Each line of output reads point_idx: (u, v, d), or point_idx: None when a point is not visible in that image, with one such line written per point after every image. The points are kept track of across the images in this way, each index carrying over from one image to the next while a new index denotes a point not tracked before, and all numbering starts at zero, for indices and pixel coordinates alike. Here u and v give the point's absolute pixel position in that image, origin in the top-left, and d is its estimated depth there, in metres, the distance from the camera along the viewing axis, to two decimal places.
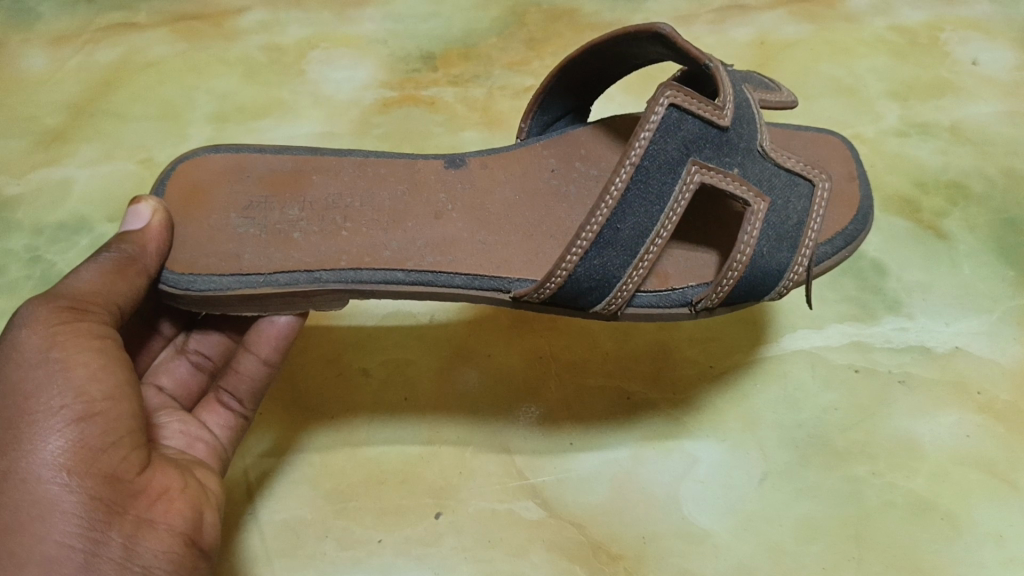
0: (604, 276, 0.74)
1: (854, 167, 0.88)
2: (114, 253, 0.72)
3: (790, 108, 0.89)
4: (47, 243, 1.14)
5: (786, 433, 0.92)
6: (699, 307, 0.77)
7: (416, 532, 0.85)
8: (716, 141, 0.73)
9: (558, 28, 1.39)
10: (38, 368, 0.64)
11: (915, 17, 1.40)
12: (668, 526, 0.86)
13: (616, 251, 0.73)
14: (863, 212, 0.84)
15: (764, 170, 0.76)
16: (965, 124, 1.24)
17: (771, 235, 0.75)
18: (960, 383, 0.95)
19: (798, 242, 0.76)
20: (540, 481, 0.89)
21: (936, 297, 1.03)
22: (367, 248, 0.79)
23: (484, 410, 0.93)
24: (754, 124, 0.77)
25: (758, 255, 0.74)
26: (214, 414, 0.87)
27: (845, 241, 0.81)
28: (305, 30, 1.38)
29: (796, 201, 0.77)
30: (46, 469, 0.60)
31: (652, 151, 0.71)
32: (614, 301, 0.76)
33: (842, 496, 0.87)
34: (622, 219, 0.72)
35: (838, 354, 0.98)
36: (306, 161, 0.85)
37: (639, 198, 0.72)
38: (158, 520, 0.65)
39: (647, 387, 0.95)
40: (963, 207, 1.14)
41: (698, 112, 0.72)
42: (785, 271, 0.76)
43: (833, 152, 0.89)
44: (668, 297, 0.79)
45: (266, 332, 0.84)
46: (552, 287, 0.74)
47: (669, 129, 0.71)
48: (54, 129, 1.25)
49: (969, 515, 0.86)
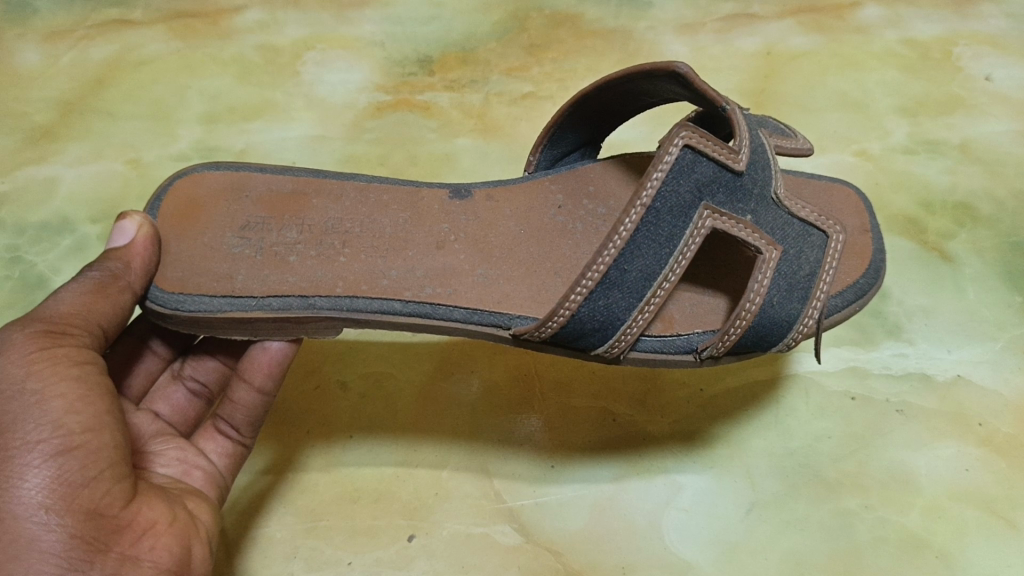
0: (608, 318, 0.71)
1: (870, 220, 0.85)
2: (98, 271, 0.71)
3: (807, 155, 0.87)
4: (29, 243, 1.11)
5: (777, 461, 0.88)
6: (704, 354, 0.74)
7: (388, 554, 0.82)
8: (730, 184, 0.71)
9: (560, 35, 1.37)
10: (14, 400, 0.61)
11: (927, 30, 1.36)
12: (648, 554, 0.82)
13: (621, 292, 0.70)
14: (876, 266, 0.81)
15: (776, 218, 0.73)
16: (975, 143, 1.21)
17: (782, 284, 0.72)
18: (960, 414, 0.92)
19: (809, 293, 0.74)
20: (518, 505, 0.86)
21: (938, 322, 1.00)
22: (364, 275, 0.77)
23: (470, 432, 0.90)
24: (769, 170, 0.74)
25: (768, 306, 0.72)
26: (212, 440, 0.85)
27: (856, 294, 0.79)
28: (301, 30, 1.36)
29: (809, 251, 0.74)
30: (25, 506, 0.59)
31: (664, 192, 0.68)
32: (617, 344, 0.73)
33: (831, 530, 0.84)
34: (630, 260, 0.69)
35: (834, 381, 0.94)
36: (307, 182, 0.83)
37: (648, 239, 0.69)
38: (142, 558, 0.64)
39: (632, 408, 0.92)
40: (970, 229, 1.10)
41: (712, 154, 0.69)
42: (794, 323, 0.74)
43: (847, 202, 0.87)
44: (673, 343, 0.77)
45: (259, 361, 0.81)
46: (554, 326, 0.71)
47: (683, 170, 0.69)
48: (42, 127, 1.23)
49: (964, 553, 0.82)
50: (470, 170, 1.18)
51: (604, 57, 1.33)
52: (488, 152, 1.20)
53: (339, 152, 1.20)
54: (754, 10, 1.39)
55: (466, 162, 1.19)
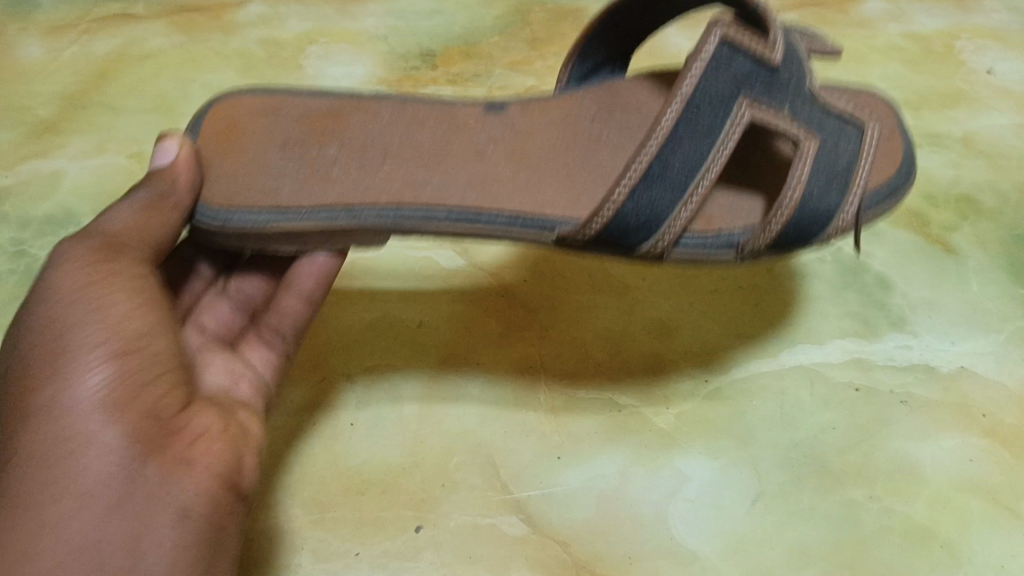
0: (650, 209, 0.70)
1: (899, 119, 0.84)
2: (148, 191, 0.73)
3: (836, 57, 0.86)
4: (33, 238, 1.09)
5: (782, 453, 0.88)
6: (745, 251, 0.74)
7: (395, 545, 0.82)
8: (768, 76, 0.71)
9: (563, 29, 1.37)
10: (76, 304, 0.65)
11: (929, 24, 1.37)
12: (656, 545, 0.82)
13: (662, 185, 0.70)
14: (873, 224, 0.85)
15: (813, 111, 0.73)
16: (978, 136, 1.21)
17: (822, 173, 0.72)
18: (964, 405, 0.92)
19: (849, 183, 0.73)
20: (524, 496, 0.85)
21: (942, 314, 1.00)
22: (407, 183, 0.78)
23: (475, 423, 0.91)
24: (805, 66, 0.74)
25: (808, 198, 0.71)
26: (259, 351, 0.88)
27: (897, 198, 0.77)
28: (304, 24, 1.36)
29: (846, 142, 0.74)
30: (83, 403, 0.61)
31: (703, 85, 0.69)
32: (661, 240, 0.72)
33: (836, 520, 0.84)
34: (672, 153, 0.69)
35: (838, 372, 0.95)
36: (344, 103, 0.84)
37: (688, 131, 0.69)
38: (196, 460, 0.65)
39: (637, 400, 0.93)
40: (973, 221, 1.10)
41: (748, 47, 0.70)
42: (835, 215, 0.73)
43: (879, 106, 0.85)
44: (717, 240, 0.75)
45: (307, 269, 0.86)
46: (597, 225, 0.71)
47: (720, 63, 0.69)
48: (45, 121, 1.23)
49: (968, 543, 0.82)
50: None
51: None
52: None
53: None
54: None
55: None
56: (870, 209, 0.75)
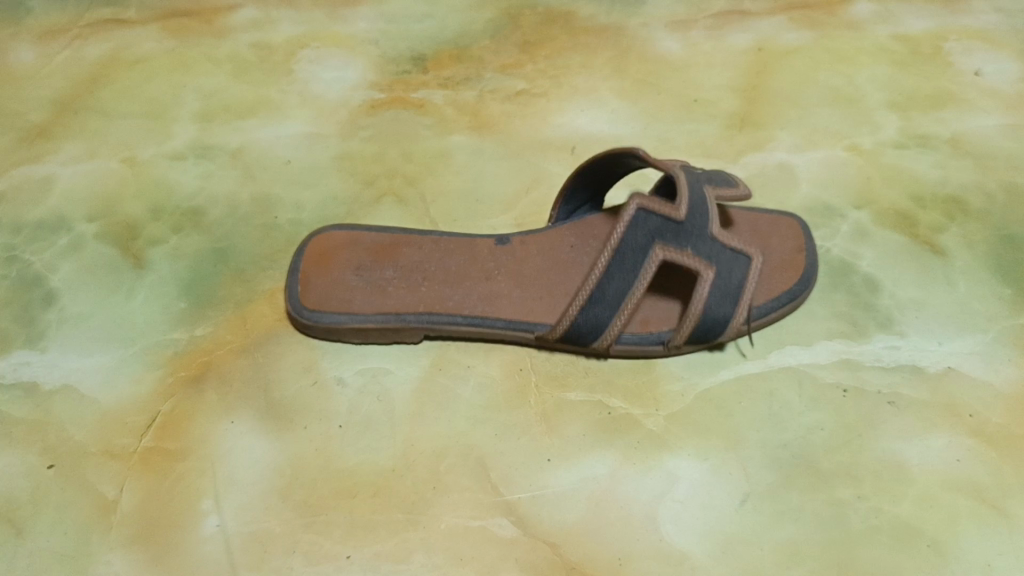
0: (597, 325, 0.89)
1: (805, 241, 1.02)
2: None
3: (746, 199, 0.96)
4: (25, 242, 1.09)
5: (771, 453, 0.89)
6: (671, 344, 0.91)
7: (387, 548, 0.82)
8: (674, 230, 0.88)
9: (554, 32, 1.38)
10: None
11: (918, 26, 1.38)
12: (646, 545, 0.83)
13: (605, 305, 0.88)
14: (807, 274, 0.98)
15: (714, 248, 0.89)
16: (965, 137, 1.22)
17: (719, 290, 0.89)
18: (951, 405, 0.93)
19: (740, 297, 0.89)
20: (515, 498, 0.86)
21: (930, 314, 1.01)
22: None
23: (466, 426, 0.91)
24: (709, 212, 0.90)
25: (709, 308, 0.89)
26: None
27: (789, 298, 0.96)
28: (296, 28, 1.37)
29: (737, 271, 0.90)
30: None
31: (626, 239, 0.87)
32: (606, 339, 0.90)
33: (825, 520, 0.85)
34: (607, 282, 0.88)
35: (827, 372, 0.95)
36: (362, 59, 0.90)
37: (618, 268, 0.88)
38: None
39: (628, 402, 0.93)
40: (961, 222, 1.11)
41: (657, 210, 0.88)
42: (730, 321, 0.90)
43: (788, 229, 1.03)
44: (647, 338, 0.93)
45: None
46: (562, 328, 0.90)
47: (637, 223, 0.88)
48: (37, 126, 1.23)
49: (955, 541, 0.83)
50: (465, 167, 1.19)
51: (597, 53, 1.34)
52: (483, 149, 1.21)
53: (335, 150, 1.20)
54: (746, 6, 1.40)
55: (461, 159, 1.20)
56: (758, 320, 0.95)
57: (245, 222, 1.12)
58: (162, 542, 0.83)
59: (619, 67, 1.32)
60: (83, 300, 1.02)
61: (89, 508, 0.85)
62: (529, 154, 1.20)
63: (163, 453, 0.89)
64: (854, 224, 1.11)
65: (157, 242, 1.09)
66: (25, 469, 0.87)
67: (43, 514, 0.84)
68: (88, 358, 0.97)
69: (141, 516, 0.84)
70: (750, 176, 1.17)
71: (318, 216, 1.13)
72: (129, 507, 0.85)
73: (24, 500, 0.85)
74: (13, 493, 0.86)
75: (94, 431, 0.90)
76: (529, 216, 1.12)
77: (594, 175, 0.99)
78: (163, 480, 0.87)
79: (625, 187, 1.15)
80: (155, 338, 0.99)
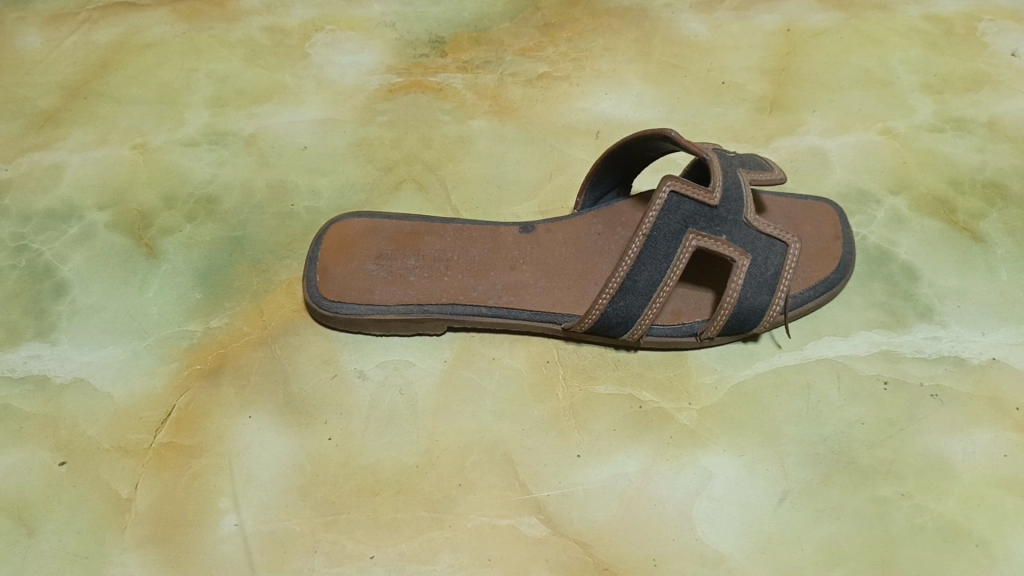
0: (627, 316, 0.86)
1: (842, 228, 0.97)
2: None
3: (781, 183, 0.92)
4: (35, 231, 1.06)
5: (809, 449, 0.85)
6: (704, 336, 0.88)
7: (410, 548, 0.80)
8: (708, 216, 0.84)
9: (575, 14, 1.33)
10: None
11: (951, 6, 1.33)
12: (681, 546, 0.80)
13: (635, 295, 0.85)
14: (845, 263, 0.94)
15: (749, 235, 0.85)
16: (1003, 120, 1.17)
17: (755, 279, 0.85)
18: (997, 398, 0.89)
19: (776, 286, 0.86)
20: (544, 495, 0.83)
21: (971, 304, 0.97)
22: None
23: (491, 421, 0.88)
24: (745, 199, 0.86)
25: (744, 298, 0.85)
26: None
27: (827, 287, 0.92)
28: (309, 11, 1.33)
29: (774, 259, 0.85)
30: None
31: (658, 225, 0.83)
32: (637, 330, 0.87)
33: (866, 519, 0.81)
34: (639, 271, 0.84)
35: (866, 364, 0.92)
36: None
37: (650, 257, 0.84)
38: None
39: (660, 395, 0.90)
40: (1001, 208, 1.07)
41: (691, 195, 0.84)
42: (766, 311, 0.86)
43: (824, 216, 0.98)
44: (679, 329, 0.90)
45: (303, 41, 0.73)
46: (590, 319, 0.87)
47: (670, 209, 0.83)
48: (47, 112, 1.20)
49: (1006, 543, 0.79)
50: (486, 153, 1.15)
51: (619, 35, 1.30)
52: (504, 135, 1.17)
53: (351, 136, 1.17)
54: None
55: (482, 145, 1.16)
56: (795, 309, 0.91)
57: (261, 210, 1.09)
58: (179, 541, 0.80)
59: (642, 50, 1.27)
60: (95, 291, 1.00)
61: (103, 506, 0.82)
62: (552, 140, 1.16)
63: (178, 449, 0.86)
64: (890, 210, 1.07)
65: (169, 231, 1.06)
66: (37, 467, 0.85)
67: (55, 512, 0.82)
68: (100, 351, 0.94)
69: (156, 514, 0.82)
70: (782, 162, 1.12)
71: (334, 204, 1.09)
72: (145, 505, 0.82)
73: (36, 498, 0.83)
74: (25, 490, 0.83)
75: (107, 427, 0.88)
76: (552, 204, 1.08)
77: (623, 159, 0.95)
78: (179, 477, 0.84)
79: (654, 173, 1.11)
80: (168, 330, 0.96)
